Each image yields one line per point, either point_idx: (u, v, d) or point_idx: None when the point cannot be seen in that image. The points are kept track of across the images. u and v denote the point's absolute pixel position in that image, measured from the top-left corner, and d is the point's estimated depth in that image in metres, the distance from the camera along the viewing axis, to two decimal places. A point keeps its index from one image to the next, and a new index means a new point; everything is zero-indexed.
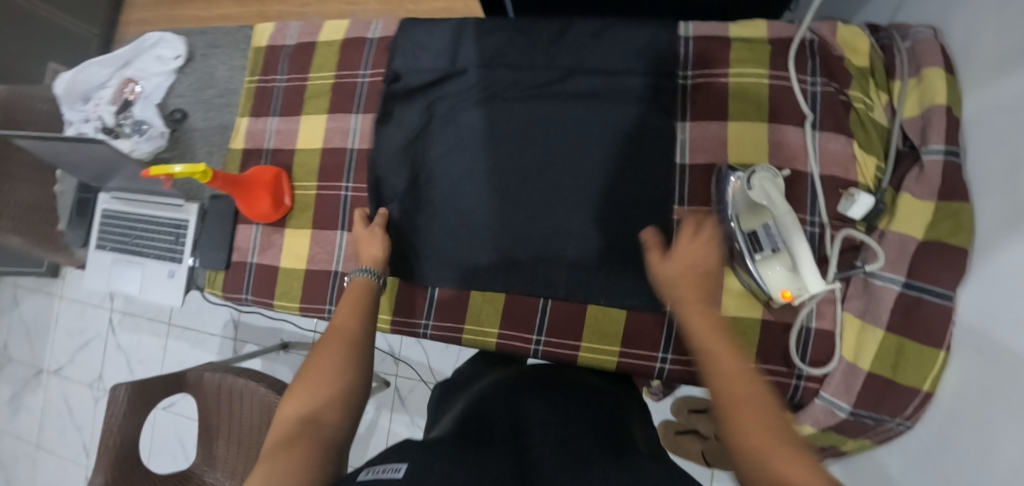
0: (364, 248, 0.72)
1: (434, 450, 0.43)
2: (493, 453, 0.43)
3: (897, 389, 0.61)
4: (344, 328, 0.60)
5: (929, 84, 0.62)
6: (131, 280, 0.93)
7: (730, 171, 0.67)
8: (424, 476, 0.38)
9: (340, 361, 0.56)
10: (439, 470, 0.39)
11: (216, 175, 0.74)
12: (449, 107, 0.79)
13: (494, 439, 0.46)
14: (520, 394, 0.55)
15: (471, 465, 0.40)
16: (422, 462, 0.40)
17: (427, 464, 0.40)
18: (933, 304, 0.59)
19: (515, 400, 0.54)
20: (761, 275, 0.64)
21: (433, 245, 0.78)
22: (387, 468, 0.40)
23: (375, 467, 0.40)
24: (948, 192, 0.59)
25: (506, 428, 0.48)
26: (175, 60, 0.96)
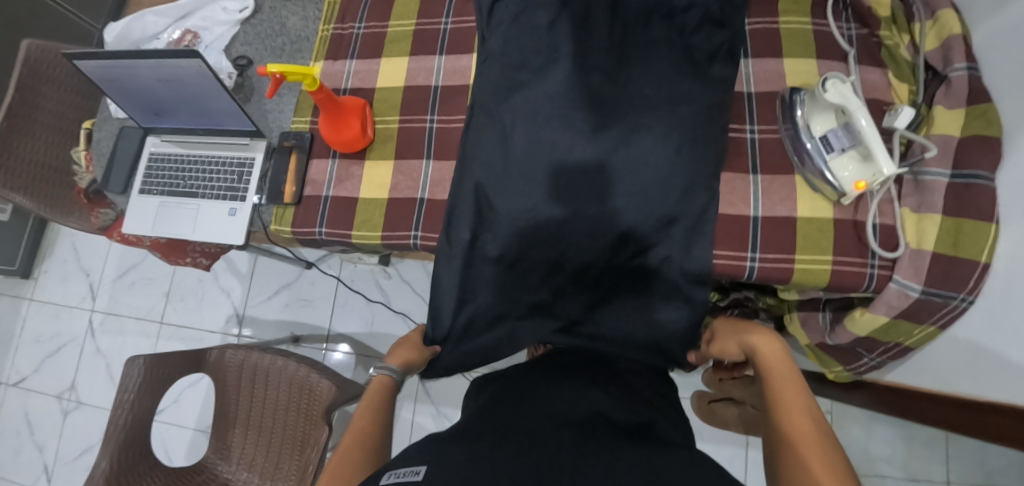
0: (397, 356, 0.79)
1: (454, 446, 0.48)
2: (527, 454, 0.46)
3: (958, 264, 0.70)
4: (372, 419, 0.66)
5: (944, 22, 0.77)
6: (183, 221, 0.89)
7: (794, 93, 0.77)
8: (444, 476, 0.43)
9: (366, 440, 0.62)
10: (462, 471, 0.43)
11: (322, 87, 0.75)
12: (533, 27, 0.76)
13: (512, 433, 0.51)
14: (538, 402, 0.60)
15: (495, 461, 0.44)
16: (442, 461, 0.45)
17: (444, 465, 0.44)
18: (980, 186, 0.70)
19: (527, 397, 0.62)
20: (834, 175, 0.73)
21: (513, 180, 0.73)
22: (409, 470, 0.45)
23: (397, 470, 0.45)
24: (975, 99, 0.73)
25: (519, 424, 0.54)
26: (241, 12, 0.97)
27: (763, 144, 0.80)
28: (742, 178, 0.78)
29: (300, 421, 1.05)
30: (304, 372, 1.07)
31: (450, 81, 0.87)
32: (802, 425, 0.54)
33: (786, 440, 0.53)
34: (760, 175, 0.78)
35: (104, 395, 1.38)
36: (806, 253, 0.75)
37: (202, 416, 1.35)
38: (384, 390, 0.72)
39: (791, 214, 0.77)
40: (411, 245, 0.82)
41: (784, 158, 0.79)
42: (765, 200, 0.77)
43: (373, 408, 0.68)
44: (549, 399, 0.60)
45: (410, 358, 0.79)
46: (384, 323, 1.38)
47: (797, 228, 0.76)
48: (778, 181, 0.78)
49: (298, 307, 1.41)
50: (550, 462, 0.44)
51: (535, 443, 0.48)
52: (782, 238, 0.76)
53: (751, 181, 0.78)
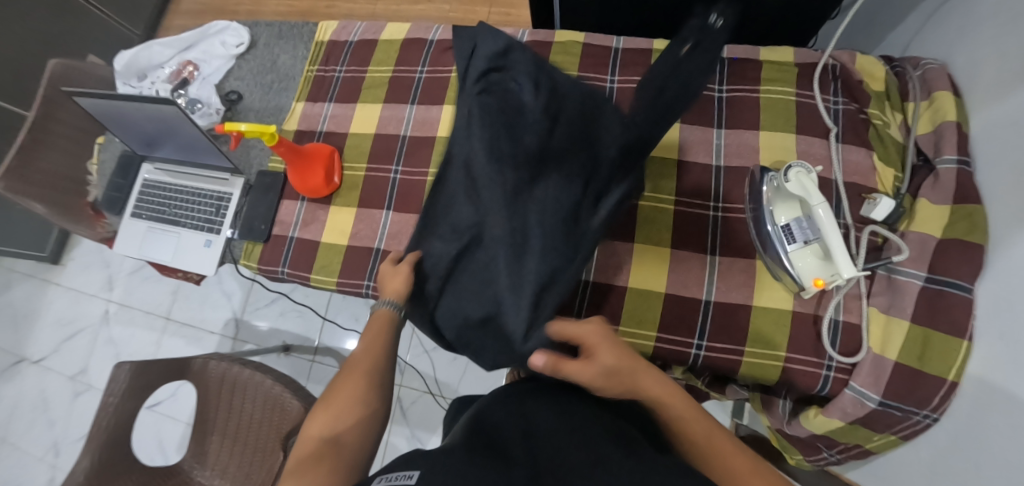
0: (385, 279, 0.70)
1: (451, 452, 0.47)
2: (509, 472, 0.44)
3: (923, 378, 0.64)
4: (369, 358, 0.61)
5: (940, 105, 0.70)
6: (165, 247, 0.95)
7: (763, 172, 0.73)
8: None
9: (365, 389, 0.57)
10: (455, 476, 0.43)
11: (282, 140, 0.77)
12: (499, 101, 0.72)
13: (509, 445, 0.49)
14: (543, 400, 0.56)
15: (484, 470, 0.44)
16: (435, 471, 0.44)
17: (438, 475, 0.43)
18: (956, 296, 0.64)
19: (537, 396, 0.57)
20: (793, 267, 0.68)
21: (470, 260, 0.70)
22: (402, 474, 0.44)
23: (390, 475, 0.44)
24: (962, 197, 0.66)
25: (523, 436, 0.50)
26: (238, 47, 1.01)
27: (726, 222, 0.76)
28: (698, 258, 0.75)
29: (270, 438, 1.07)
30: (277, 391, 1.10)
31: (419, 132, 0.88)
32: (686, 413, 0.53)
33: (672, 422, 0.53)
34: (718, 257, 0.75)
35: None
36: (757, 345, 0.71)
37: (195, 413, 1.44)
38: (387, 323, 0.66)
39: (746, 301, 0.72)
40: (364, 294, 0.84)
41: (746, 241, 0.75)
42: (720, 283, 0.74)
43: (378, 347, 0.62)
44: (539, 395, 0.57)
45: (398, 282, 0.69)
46: None
47: (750, 318, 0.72)
48: (736, 264, 0.74)
49: (291, 318, 1.47)
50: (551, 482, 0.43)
51: (533, 462, 0.46)
52: (733, 327, 0.72)
53: (708, 262, 0.75)
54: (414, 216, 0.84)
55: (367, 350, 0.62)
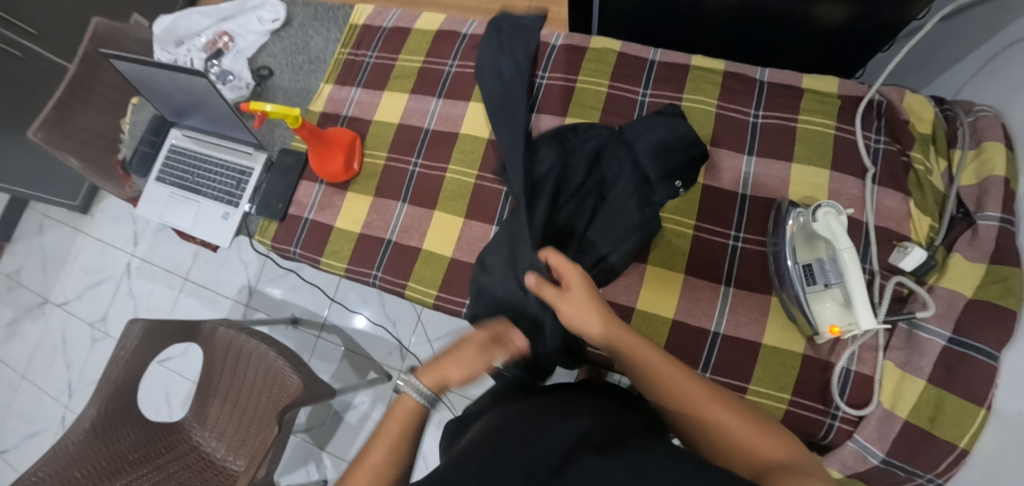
0: (449, 361, 0.55)
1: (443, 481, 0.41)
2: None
3: (931, 441, 0.61)
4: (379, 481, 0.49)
5: (988, 157, 0.66)
6: (185, 214, 0.97)
7: (790, 208, 0.70)
8: None
9: None
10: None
11: (305, 124, 0.78)
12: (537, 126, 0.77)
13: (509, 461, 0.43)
14: (532, 410, 0.50)
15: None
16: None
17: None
18: (978, 362, 0.60)
19: (528, 408, 0.52)
20: (810, 309, 0.66)
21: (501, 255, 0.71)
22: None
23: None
24: (1000, 257, 0.62)
25: (517, 445, 0.45)
26: (273, 23, 1.01)
27: (745, 254, 0.73)
28: (710, 288, 0.73)
29: (269, 408, 1.10)
30: (280, 364, 1.12)
31: (442, 127, 0.87)
32: (657, 363, 0.49)
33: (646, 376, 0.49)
34: (732, 288, 0.72)
35: None
36: (762, 385, 0.68)
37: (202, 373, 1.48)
38: (409, 423, 0.53)
39: (755, 338, 0.70)
40: (371, 283, 0.84)
41: (762, 275, 0.72)
42: (731, 316, 0.71)
43: (388, 455, 0.51)
44: (530, 408, 0.51)
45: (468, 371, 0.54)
46: (373, 326, 1.42)
47: (758, 357, 0.70)
48: (750, 299, 0.71)
49: (302, 292, 1.49)
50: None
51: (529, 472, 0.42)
52: (740, 363, 0.70)
53: (721, 293, 0.73)
54: (428, 212, 0.84)
55: (379, 448, 0.51)
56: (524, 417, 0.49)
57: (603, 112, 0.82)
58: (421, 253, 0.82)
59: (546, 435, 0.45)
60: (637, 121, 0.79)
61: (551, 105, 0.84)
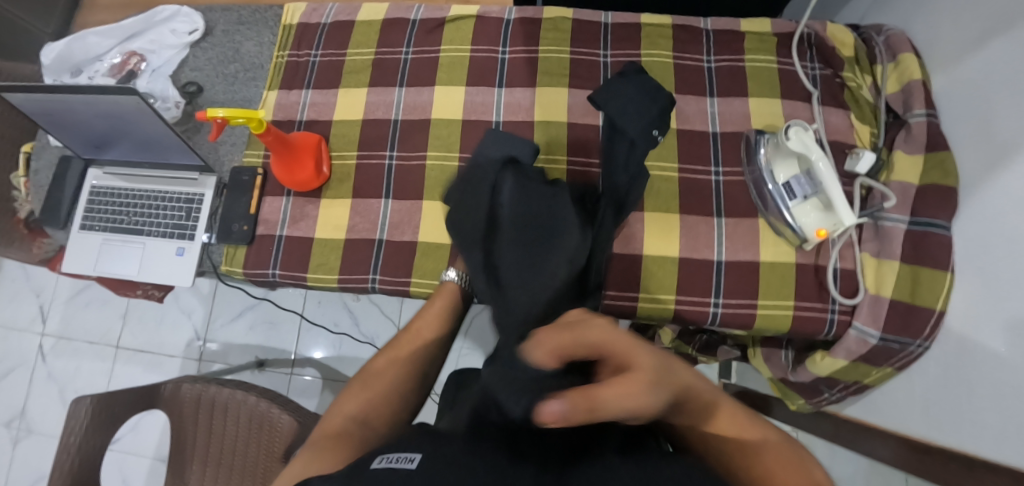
0: None
1: (447, 440, 0.42)
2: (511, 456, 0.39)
3: (915, 312, 0.71)
4: (408, 348, 0.64)
5: (906, 66, 0.77)
6: (128, 261, 0.85)
7: (759, 136, 0.77)
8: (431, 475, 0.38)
9: (402, 370, 0.61)
10: (456, 464, 0.39)
11: (270, 128, 0.71)
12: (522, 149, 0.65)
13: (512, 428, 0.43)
14: None
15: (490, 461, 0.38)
16: (438, 453, 0.40)
17: (442, 460, 0.39)
18: (937, 236, 0.70)
19: None
20: (795, 220, 0.73)
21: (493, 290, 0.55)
22: (402, 457, 0.41)
23: (388, 454, 0.41)
24: (933, 146, 0.72)
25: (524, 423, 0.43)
26: (191, 34, 0.92)
27: (728, 185, 0.79)
28: (706, 222, 0.78)
29: (261, 458, 1.01)
30: (264, 407, 1.03)
31: (411, 116, 0.84)
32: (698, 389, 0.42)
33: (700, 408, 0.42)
34: (724, 219, 0.78)
35: (58, 425, 1.35)
36: (769, 298, 0.75)
37: (162, 445, 1.31)
38: (447, 304, 0.69)
39: (754, 258, 0.76)
40: (369, 289, 0.79)
41: (747, 200, 0.78)
42: (729, 243, 0.77)
43: (439, 320, 0.68)
44: None
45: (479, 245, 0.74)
46: (351, 348, 1.34)
47: (760, 274, 0.76)
48: (742, 225, 0.77)
49: (262, 330, 1.37)
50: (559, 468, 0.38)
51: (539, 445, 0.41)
52: (745, 284, 0.75)
53: (715, 225, 0.78)
54: (417, 203, 0.81)
55: (432, 316, 0.68)
56: None
57: (571, 77, 0.84)
58: (419, 246, 0.79)
59: None
60: (607, 81, 0.82)
61: (519, 78, 0.84)
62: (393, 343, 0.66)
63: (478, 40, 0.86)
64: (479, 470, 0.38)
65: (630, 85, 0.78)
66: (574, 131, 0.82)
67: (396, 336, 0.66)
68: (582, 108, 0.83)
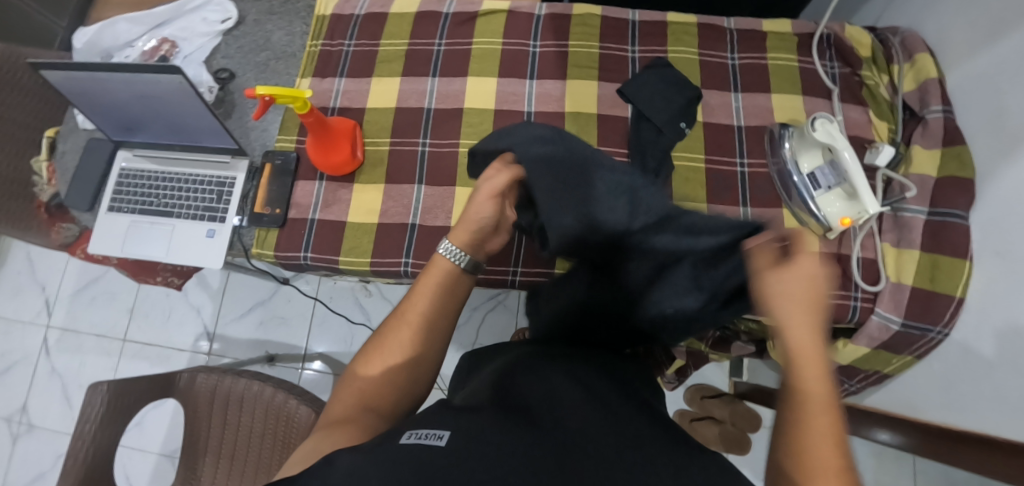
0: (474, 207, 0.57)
1: (472, 417, 0.43)
2: (535, 436, 0.41)
3: (936, 297, 0.73)
4: (403, 330, 0.55)
5: (922, 65, 0.81)
6: (157, 242, 0.84)
7: (783, 129, 0.80)
8: (464, 449, 0.39)
9: (398, 358, 0.55)
10: (483, 437, 0.40)
11: (313, 110, 0.73)
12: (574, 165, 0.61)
13: (536, 410, 0.45)
14: (548, 369, 0.51)
15: (513, 439, 0.40)
16: (466, 429, 0.41)
17: (471, 437, 0.40)
18: (956, 224, 0.73)
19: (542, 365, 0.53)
20: (819, 209, 0.75)
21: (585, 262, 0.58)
22: (431, 433, 0.41)
23: (418, 430, 0.42)
24: (950, 141, 0.76)
25: (542, 404, 0.45)
26: (224, 23, 0.93)
27: (753, 176, 0.82)
28: (732, 211, 0.80)
29: (277, 450, 1.00)
30: (281, 398, 1.01)
31: (444, 105, 0.86)
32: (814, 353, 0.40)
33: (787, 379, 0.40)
34: (750, 208, 0.80)
35: (62, 420, 1.33)
36: None
37: (169, 439, 1.29)
38: (442, 284, 0.57)
39: None
40: (401, 272, 0.80)
41: (772, 190, 0.81)
42: None
43: (430, 304, 0.56)
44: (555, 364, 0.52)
45: (483, 211, 0.58)
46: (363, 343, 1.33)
47: None
48: (767, 214, 0.80)
49: (274, 324, 1.36)
50: (574, 457, 0.39)
51: (559, 424, 0.43)
52: None
53: (741, 214, 0.80)
54: (449, 188, 0.82)
55: (422, 296, 0.56)
56: (548, 378, 0.49)
57: (601, 71, 0.86)
58: (451, 230, 0.80)
59: (576, 395, 0.46)
60: (636, 75, 0.85)
61: (550, 70, 0.87)
62: (385, 321, 0.57)
63: (510, 34, 0.88)
64: (504, 447, 0.39)
65: (656, 81, 0.83)
66: (604, 122, 0.84)
67: (385, 321, 0.56)
68: (611, 100, 0.85)
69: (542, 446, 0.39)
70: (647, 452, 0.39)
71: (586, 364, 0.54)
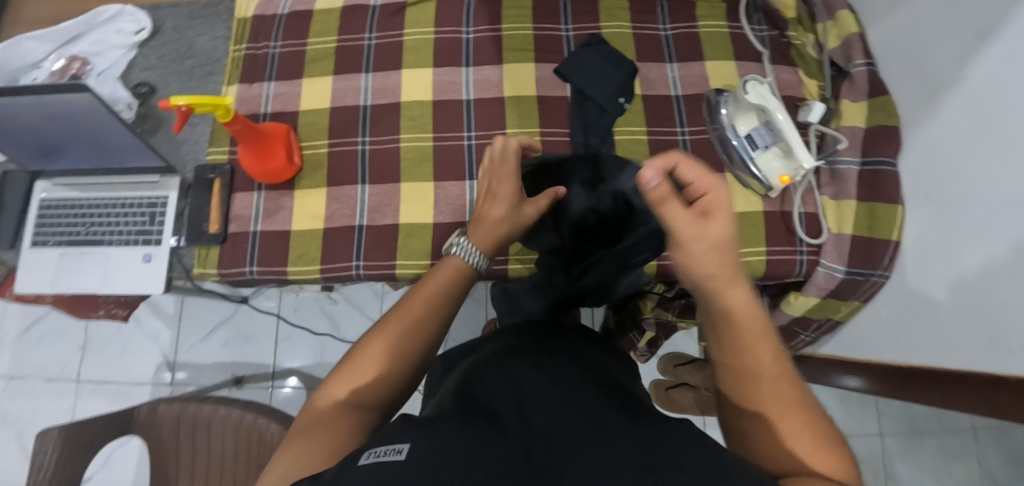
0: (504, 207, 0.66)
1: (438, 422, 0.42)
2: (505, 438, 0.40)
3: (875, 243, 0.76)
4: (401, 334, 0.52)
5: (844, 22, 0.84)
6: (89, 272, 0.79)
7: (718, 95, 0.81)
8: (430, 459, 0.36)
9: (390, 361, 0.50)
10: (448, 441, 0.39)
11: (237, 117, 0.70)
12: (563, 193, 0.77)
13: (502, 416, 0.43)
14: (514, 370, 0.51)
15: (481, 440, 0.39)
16: (429, 440, 0.38)
17: (433, 445, 0.38)
18: (886, 172, 0.76)
19: (506, 366, 0.52)
20: (761, 170, 0.77)
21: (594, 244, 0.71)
22: (390, 447, 0.38)
23: (376, 447, 0.38)
24: (875, 92, 0.79)
25: (510, 405, 0.45)
26: (138, 34, 0.87)
27: (694, 144, 0.82)
28: None
29: (252, 471, 0.97)
30: (250, 418, 0.98)
31: (381, 100, 0.84)
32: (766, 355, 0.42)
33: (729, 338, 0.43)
34: None
35: (18, 471, 1.25)
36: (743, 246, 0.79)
37: (138, 476, 1.23)
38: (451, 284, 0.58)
39: None
40: (354, 276, 0.78)
41: (714, 156, 0.82)
42: None
43: (432, 307, 0.55)
44: (522, 362, 0.52)
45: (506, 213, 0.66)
46: (333, 352, 1.30)
47: None
48: None
49: (237, 344, 1.31)
50: (551, 460, 0.37)
51: (527, 426, 0.42)
52: None
53: None
54: (394, 185, 0.80)
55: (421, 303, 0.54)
56: (513, 381, 0.49)
57: (537, 52, 0.86)
58: (401, 227, 0.78)
59: (543, 394, 0.46)
60: (572, 55, 0.84)
61: (486, 55, 0.85)
62: (385, 317, 0.54)
63: (442, 22, 0.86)
64: (471, 454, 0.37)
65: (593, 57, 0.83)
66: (544, 103, 0.83)
67: (376, 329, 0.52)
68: (550, 81, 0.84)
69: (511, 447, 0.38)
70: (619, 445, 0.38)
71: (556, 365, 0.52)
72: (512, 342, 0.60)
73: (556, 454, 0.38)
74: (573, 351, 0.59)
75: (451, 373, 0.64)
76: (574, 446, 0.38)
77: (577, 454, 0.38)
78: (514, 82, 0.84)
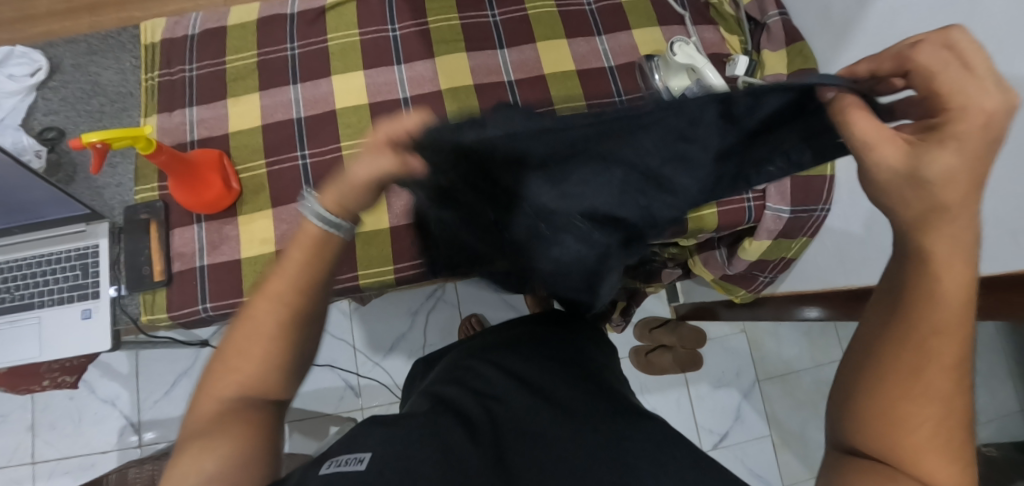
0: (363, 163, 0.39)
1: (405, 422, 0.42)
2: (476, 441, 0.40)
3: (812, 180, 0.81)
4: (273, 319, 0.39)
5: None
6: (23, 341, 0.73)
7: (649, 60, 0.83)
8: (396, 465, 0.36)
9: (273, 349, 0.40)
10: (416, 444, 0.38)
11: (161, 147, 0.65)
12: None
13: (473, 416, 0.44)
14: (482, 370, 0.52)
15: (449, 445, 0.39)
16: (392, 446, 0.38)
17: (398, 451, 0.37)
18: None
19: (473, 367, 0.53)
20: None
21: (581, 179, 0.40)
22: (352, 457, 0.37)
23: (338, 456, 0.37)
24: (792, 39, 0.83)
25: (479, 405, 0.45)
26: (34, 76, 0.80)
27: None
28: None
29: None
30: None
31: (315, 112, 0.81)
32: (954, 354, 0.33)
33: (910, 300, 0.33)
34: None
35: None
36: None
37: None
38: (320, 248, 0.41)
39: None
40: None
41: None
42: None
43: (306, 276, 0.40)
44: (488, 362, 0.53)
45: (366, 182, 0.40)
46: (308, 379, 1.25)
47: None
48: None
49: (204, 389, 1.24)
50: (519, 463, 0.39)
51: (494, 427, 0.43)
52: None
53: None
54: None
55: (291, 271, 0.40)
56: (484, 382, 0.50)
57: (468, 41, 0.85)
58: (358, 237, 0.76)
59: (510, 392, 0.47)
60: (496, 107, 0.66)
61: (416, 51, 0.84)
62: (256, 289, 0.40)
63: (366, 23, 0.84)
64: (439, 462, 0.37)
65: None
66: (483, 91, 0.83)
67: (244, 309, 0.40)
68: (485, 69, 0.84)
69: (481, 451, 0.39)
70: (585, 437, 0.40)
71: (526, 359, 0.53)
72: (483, 340, 0.60)
73: (525, 455, 0.39)
74: (543, 336, 0.59)
75: (429, 373, 0.63)
76: (551, 448, 0.40)
77: (552, 459, 0.39)
78: (450, 75, 0.83)
